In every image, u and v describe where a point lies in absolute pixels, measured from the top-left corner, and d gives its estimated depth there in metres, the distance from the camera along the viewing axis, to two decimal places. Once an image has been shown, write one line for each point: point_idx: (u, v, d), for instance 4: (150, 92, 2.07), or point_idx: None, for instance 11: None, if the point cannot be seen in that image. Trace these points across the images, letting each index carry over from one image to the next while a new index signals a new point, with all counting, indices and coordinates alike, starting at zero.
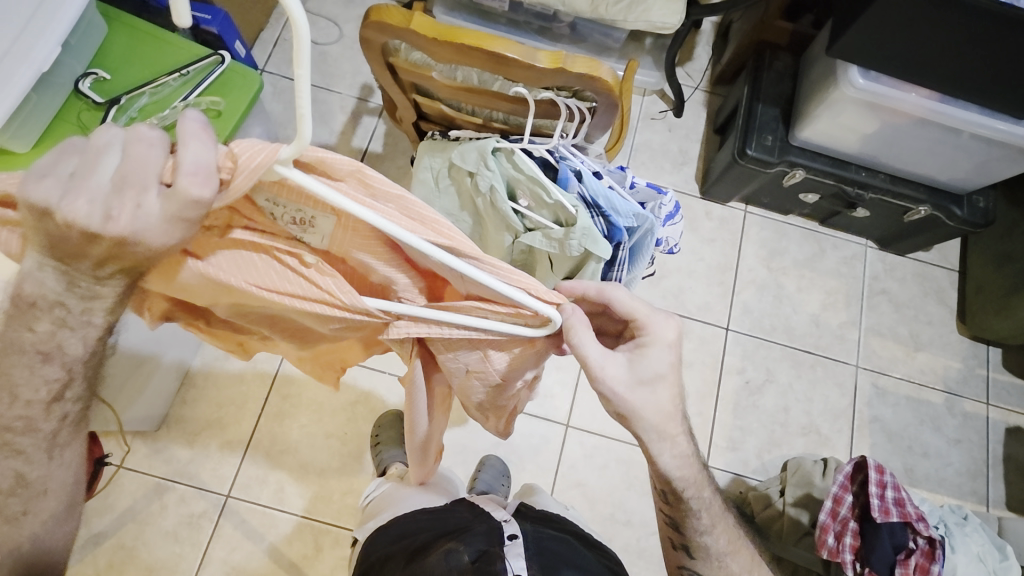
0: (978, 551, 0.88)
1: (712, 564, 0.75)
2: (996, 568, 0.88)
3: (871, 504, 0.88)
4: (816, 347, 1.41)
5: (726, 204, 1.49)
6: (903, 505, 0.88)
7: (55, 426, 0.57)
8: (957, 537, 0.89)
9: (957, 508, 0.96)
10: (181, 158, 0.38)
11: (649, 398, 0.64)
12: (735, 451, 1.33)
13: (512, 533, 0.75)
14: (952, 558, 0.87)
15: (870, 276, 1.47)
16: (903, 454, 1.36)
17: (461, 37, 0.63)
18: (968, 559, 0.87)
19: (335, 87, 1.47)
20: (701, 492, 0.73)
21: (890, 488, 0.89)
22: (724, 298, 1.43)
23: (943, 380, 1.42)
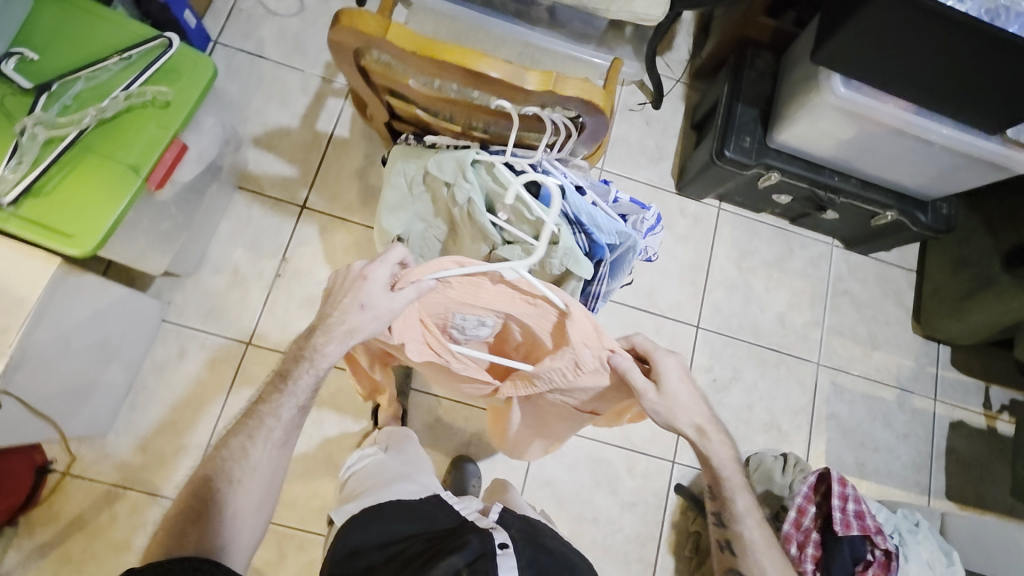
0: (928, 559, 0.85)
1: (749, 559, 0.78)
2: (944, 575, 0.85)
3: (832, 517, 0.83)
4: (780, 345, 1.45)
5: (700, 201, 1.49)
6: (864, 517, 0.83)
7: (273, 425, 0.73)
8: (910, 546, 0.85)
9: (909, 514, 0.92)
10: (375, 277, 0.69)
11: (677, 408, 0.75)
12: (699, 448, 1.35)
13: (503, 541, 0.74)
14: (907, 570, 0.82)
15: (835, 276, 1.52)
16: (857, 450, 1.42)
17: (441, 52, 0.57)
18: (921, 569, 0.83)
19: (297, 65, 1.38)
20: (740, 488, 0.80)
21: (852, 501, 0.84)
22: (695, 297, 1.44)
23: (896, 377, 1.48)
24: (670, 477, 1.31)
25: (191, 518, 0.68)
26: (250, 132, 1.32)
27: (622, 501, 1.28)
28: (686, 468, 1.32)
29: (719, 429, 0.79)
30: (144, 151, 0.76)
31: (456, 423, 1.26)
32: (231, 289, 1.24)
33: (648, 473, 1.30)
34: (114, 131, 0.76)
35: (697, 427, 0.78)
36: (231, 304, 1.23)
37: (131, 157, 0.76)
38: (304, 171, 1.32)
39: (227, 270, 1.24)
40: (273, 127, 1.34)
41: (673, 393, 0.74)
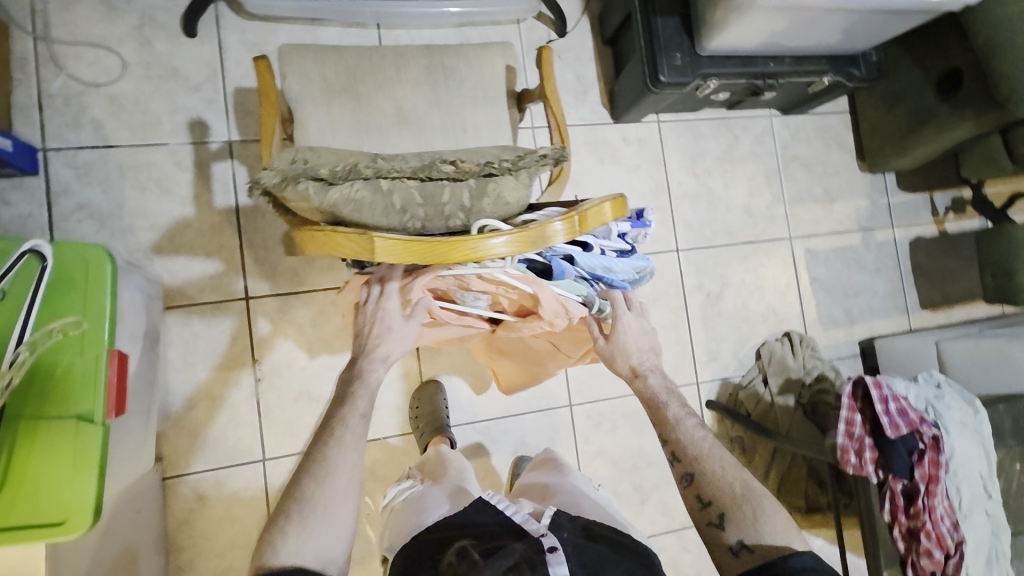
0: (960, 418, 0.95)
1: (701, 461, 0.81)
2: (974, 425, 0.96)
3: (882, 422, 0.91)
4: (754, 235, 1.48)
5: (639, 122, 1.42)
6: (902, 410, 0.93)
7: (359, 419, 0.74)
8: (946, 416, 0.95)
9: (928, 380, 1.02)
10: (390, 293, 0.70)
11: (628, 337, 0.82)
12: (714, 360, 1.43)
13: (552, 546, 0.80)
14: (951, 437, 0.92)
15: (781, 146, 1.52)
16: (842, 301, 1.53)
17: (431, 259, 0.58)
18: (960, 434, 0.93)
19: (155, 138, 1.14)
20: (693, 432, 0.84)
21: (891, 400, 0.93)
22: (666, 222, 1.43)
23: (857, 221, 1.56)
24: (697, 398, 1.40)
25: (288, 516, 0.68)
26: (144, 240, 1.12)
27: None
28: (709, 383, 1.42)
29: (660, 381, 0.86)
30: (84, 392, 0.64)
31: (496, 438, 1.27)
32: (215, 415, 1.13)
33: None
34: (37, 386, 0.63)
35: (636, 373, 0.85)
36: (223, 431, 1.12)
37: (79, 406, 0.64)
38: (228, 259, 1.15)
39: (201, 399, 1.12)
40: (167, 223, 1.13)
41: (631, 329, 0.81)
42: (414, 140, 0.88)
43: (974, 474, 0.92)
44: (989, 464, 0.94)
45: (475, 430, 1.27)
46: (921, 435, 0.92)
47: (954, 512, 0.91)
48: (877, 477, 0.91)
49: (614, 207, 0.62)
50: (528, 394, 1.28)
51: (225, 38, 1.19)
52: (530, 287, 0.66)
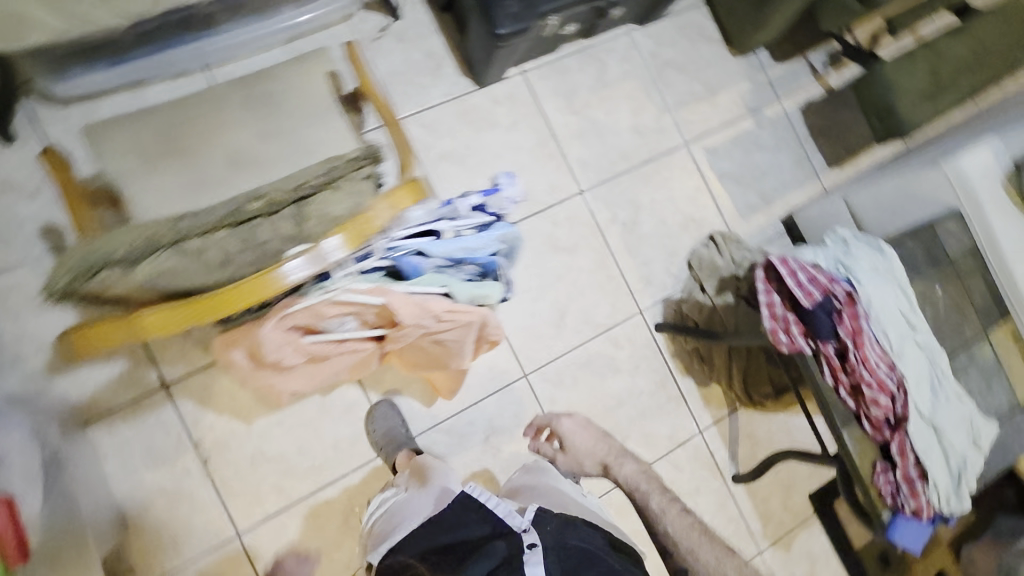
0: (868, 266, 0.98)
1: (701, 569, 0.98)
2: (883, 268, 0.99)
3: (798, 295, 0.92)
4: (650, 152, 1.48)
5: (503, 79, 1.40)
6: (812, 275, 0.94)
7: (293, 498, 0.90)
8: (855, 269, 0.96)
9: (833, 238, 1.04)
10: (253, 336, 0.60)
11: (580, 449, 1.14)
12: (651, 283, 1.43)
13: (531, 542, 0.87)
14: (863, 286, 0.95)
15: (649, 57, 1.52)
16: (754, 186, 1.54)
17: (204, 314, 0.57)
18: (872, 281, 0.95)
19: (10, 258, 1.07)
20: (678, 529, 1.02)
21: (801, 271, 0.94)
22: (561, 168, 1.42)
23: (745, 105, 1.57)
24: (646, 325, 1.42)
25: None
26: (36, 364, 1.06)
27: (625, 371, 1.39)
28: (653, 307, 1.43)
29: (628, 467, 1.11)
30: None
31: (465, 431, 1.27)
32: (174, 510, 1.09)
33: (627, 334, 1.41)
34: None
35: (603, 464, 1.12)
36: (189, 522, 1.09)
37: None
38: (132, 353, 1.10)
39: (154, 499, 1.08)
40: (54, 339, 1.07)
41: (574, 437, 1.15)
42: (253, 177, 0.82)
43: (895, 312, 0.95)
44: (907, 297, 0.98)
45: (441, 430, 1.26)
46: (834, 293, 0.93)
47: (886, 354, 0.93)
48: (807, 348, 0.93)
49: (402, 197, 0.63)
50: (481, 378, 1.28)
51: (47, 131, 1.11)
52: (380, 297, 0.61)
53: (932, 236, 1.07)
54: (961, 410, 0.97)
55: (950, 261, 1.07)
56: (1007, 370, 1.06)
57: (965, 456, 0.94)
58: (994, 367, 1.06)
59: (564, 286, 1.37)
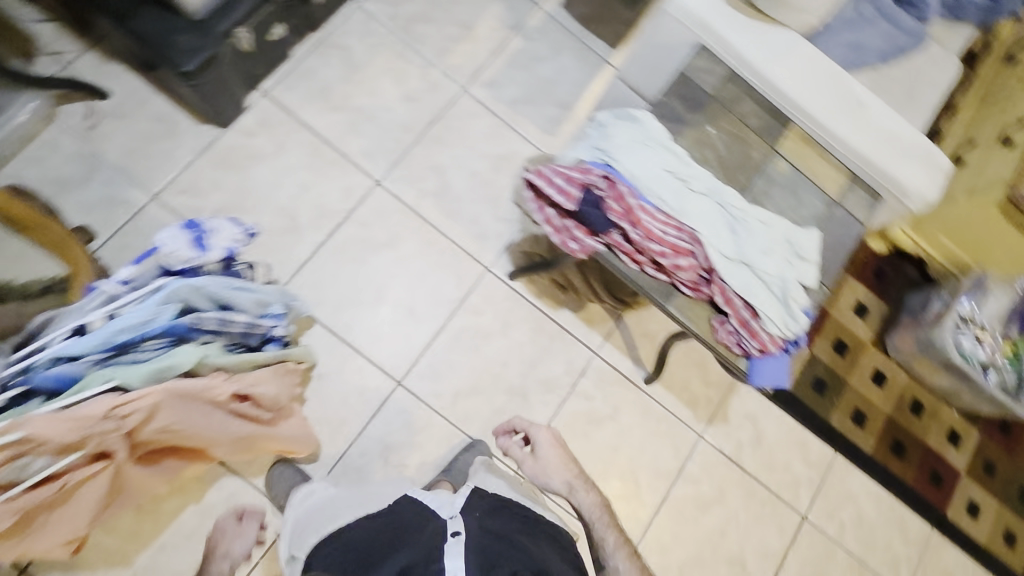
0: (625, 137, 0.93)
1: None
2: (642, 133, 0.95)
3: (560, 200, 0.88)
4: (431, 112, 1.42)
5: (247, 108, 1.31)
6: (567, 175, 0.88)
7: None
8: (612, 147, 0.92)
9: (592, 123, 0.99)
10: None
11: (551, 475, 1.05)
12: (486, 238, 1.38)
13: (455, 531, 0.80)
14: (623, 163, 0.90)
15: (389, 20, 1.44)
16: (549, 99, 1.49)
17: None
18: (630, 152, 0.91)
19: None
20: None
21: (557, 173, 0.89)
22: (347, 168, 1.34)
23: (507, 25, 1.51)
24: (499, 279, 1.37)
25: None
26: None
27: (497, 332, 1.35)
28: (498, 259, 1.38)
29: (592, 500, 1.01)
30: None
31: (360, 463, 1.22)
32: None
33: (485, 297, 1.37)
34: None
35: (569, 488, 1.03)
36: None
37: None
38: None
39: None
40: None
41: (549, 459, 1.06)
42: None
43: (665, 174, 0.91)
44: (675, 153, 0.94)
45: (338, 474, 1.21)
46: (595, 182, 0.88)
47: (671, 218, 0.89)
48: (596, 246, 0.89)
49: None
50: (353, 406, 1.24)
51: None
52: (13, 436, 0.65)
53: (687, 78, 1.03)
54: (770, 236, 0.95)
55: (715, 96, 1.02)
56: (808, 174, 1.04)
57: (787, 279, 0.92)
58: (794, 178, 1.03)
59: (401, 280, 1.32)
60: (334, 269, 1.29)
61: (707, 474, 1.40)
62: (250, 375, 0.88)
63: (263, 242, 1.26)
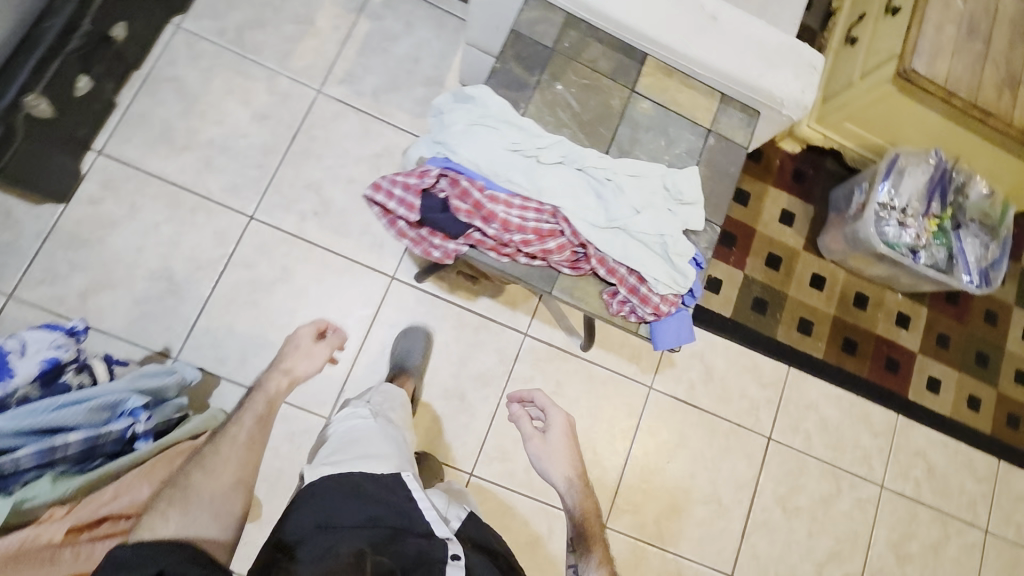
0: (463, 122, 0.85)
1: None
2: (481, 112, 0.86)
3: (403, 214, 0.81)
4: (289, 125, 1.30)
5: (85, 173, 1.20)
6: (405, 182, 0.82)
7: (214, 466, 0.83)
8: (450, 137, 0.84)
9: (433, 112, 0.90)
10: None
11: (550, 464, 1.00)
12: (382, 245, 1.30)
13: (455, 553, 0.75)
14: (464, 153, 0.82)
15: (217, 36, 1.30)
16: (414, 79, 1.37)
17: None
18: (469, 139, 0.83)
19: None
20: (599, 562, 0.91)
21: (392, 186, 0.82)
22: (212, 209, 1.23)
23: (349, 9, 1.37)
24: (406, 285, 1.30)
25: (169, 502, 0.74)
26: None
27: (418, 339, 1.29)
28: (400, 265, 1.30)
29: (580, 496, 0.97)
30: None
31: None
32: None
33: (396, 306, 1.30)
34: None
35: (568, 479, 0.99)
36: None
37: None
38: None
39: None
40: None
41: (557, 450, 1.01)
42: None
43: (512, 152, 0.83)
44: (520, 126, 0.86)
45: None
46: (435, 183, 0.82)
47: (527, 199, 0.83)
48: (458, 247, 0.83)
49: None
50: (285, 454, 1.19)
51: None
52: None
53: (523, 35, 0.93)
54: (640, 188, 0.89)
55: (556, 49, 0.93)
56: (674, 109, 0.97)
57: (666, 231, 0.86)
58: (660, 116, 0.96)
59: (303, 312, 1.25)
60: (227, 321, 1.21)
61: (663, 423, 1.39)
62: (107, 490, 0.79)
63: (142, 313, 1.17)
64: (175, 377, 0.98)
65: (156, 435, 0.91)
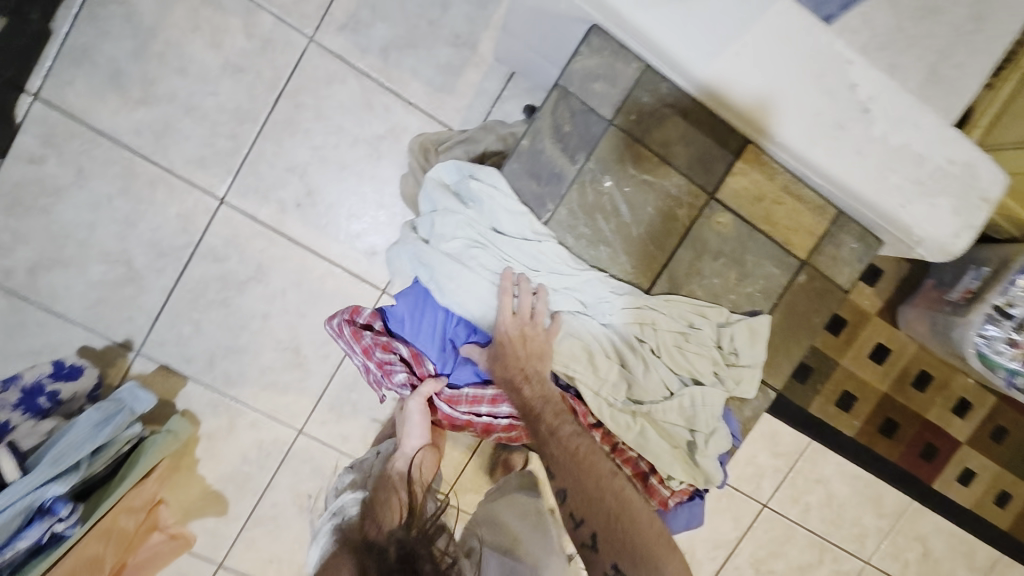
0: (461, 243, 0.69)
1: (620, 546, 0.69)
2: (485, 230, 0.70)
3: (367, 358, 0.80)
4: (271, 85, 1.02)
5: (21, 123, 0.99)
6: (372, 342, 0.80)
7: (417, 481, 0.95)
8: (438, 265, 0.69)
9: (427, 199, 0.73)
10: None
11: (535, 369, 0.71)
12: (374, 253, 1.10)
13: None
14: (451, 290, 0.70)
15: None
16: (437, 35, 1.03)
17: None
18: (463, 273, 0.69)
19: None
20: (609, 498, 0.71)
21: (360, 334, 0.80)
22: (176, 186, 1.04)
23: None
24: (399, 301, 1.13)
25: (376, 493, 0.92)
26: None
27: None
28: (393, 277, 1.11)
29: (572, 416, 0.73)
30: None
31: (273, 513, 1.17)
32: None
33: None
34: None
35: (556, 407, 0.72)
36: None
37: None
38: None
39: None
40: None
41: (529, 353, 0.70)
42: None
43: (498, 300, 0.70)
44: (535, 255, 0.69)
45: (253, 526, 1.17)
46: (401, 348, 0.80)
47: (512, 357, 0.70)
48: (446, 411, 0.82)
49: None
50: (254, 460, 1.15)
51: None
52: None
53: (573, 94, 0.67)
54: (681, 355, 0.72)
55: (615, 122, 0.67)
56: (763, 227, 0.70)
57: (697, 426, 0.72)
58: (740, 235, 0.70)
59: (279, 318, 1.10)
60: (194, 318, 1.08)
61: None
62: None
63: (101, 298, 1.06)
64: (118, 421, 0.90)
65: (84, 517, 0.85)
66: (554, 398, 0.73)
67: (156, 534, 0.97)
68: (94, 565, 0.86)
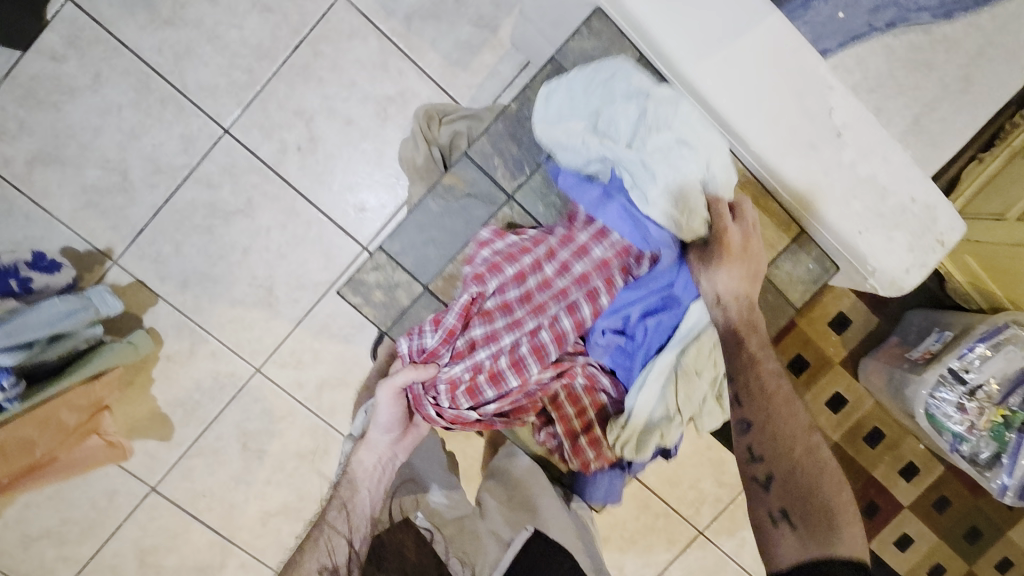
0: (665, 151, 0.68)
1: (778, 460, 0.74)
2: (674, 147, 0.68)
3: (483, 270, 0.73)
4: (295, 31, 1.06)
5: (48, 20, 1.02)
6: (496, 255, 0.73)
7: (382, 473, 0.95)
8: (642, 168, 0.69)
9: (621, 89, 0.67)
10: None
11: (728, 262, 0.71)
12: (363, 209, 1.13)
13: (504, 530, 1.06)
14: (657, 186, 0.69)
15: None
16: (462, 12, 1.08)
17: None
18: (670, 177, 0.69)
19: None
20: (798, 437, 0.74)
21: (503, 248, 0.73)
22: (185, 108, 1.07)
23: None
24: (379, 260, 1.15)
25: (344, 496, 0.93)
26: None
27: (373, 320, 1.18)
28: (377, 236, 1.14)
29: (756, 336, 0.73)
30: None
31: (216, 445, 1.18)
32: None
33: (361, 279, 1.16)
34: None
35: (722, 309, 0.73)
36: None
37: None
38: None
39: None
40: None
41: (746, 250, 0.71)
42: None
43: (718, 220, 0.71)
44: (713, 170, 0.69)
45: (193, 454, 1.18)
46: (507, 275, 0.73)
47: (720, 262, 0.71)
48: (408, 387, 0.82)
49: None
50: (208, 390, 1.16)
51: None
52: None
53: (565, 70, 0.72)
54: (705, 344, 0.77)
55: None
56: None
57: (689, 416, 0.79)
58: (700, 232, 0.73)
59: (259, 255, 1.12)
60: (176, 239, 1.10)
61: None
62: None
63: (90, 202, 1.08)
64: (81, 316, 0.91)
65: (23, 399, 0.85)
66: (745, 312, 0.73)
67: (100, 438, 0.98)
68: (25, 449, 0.87)
